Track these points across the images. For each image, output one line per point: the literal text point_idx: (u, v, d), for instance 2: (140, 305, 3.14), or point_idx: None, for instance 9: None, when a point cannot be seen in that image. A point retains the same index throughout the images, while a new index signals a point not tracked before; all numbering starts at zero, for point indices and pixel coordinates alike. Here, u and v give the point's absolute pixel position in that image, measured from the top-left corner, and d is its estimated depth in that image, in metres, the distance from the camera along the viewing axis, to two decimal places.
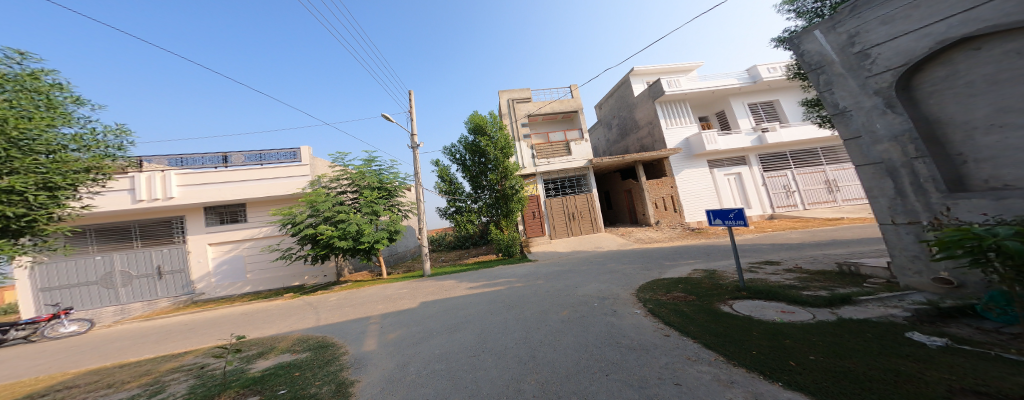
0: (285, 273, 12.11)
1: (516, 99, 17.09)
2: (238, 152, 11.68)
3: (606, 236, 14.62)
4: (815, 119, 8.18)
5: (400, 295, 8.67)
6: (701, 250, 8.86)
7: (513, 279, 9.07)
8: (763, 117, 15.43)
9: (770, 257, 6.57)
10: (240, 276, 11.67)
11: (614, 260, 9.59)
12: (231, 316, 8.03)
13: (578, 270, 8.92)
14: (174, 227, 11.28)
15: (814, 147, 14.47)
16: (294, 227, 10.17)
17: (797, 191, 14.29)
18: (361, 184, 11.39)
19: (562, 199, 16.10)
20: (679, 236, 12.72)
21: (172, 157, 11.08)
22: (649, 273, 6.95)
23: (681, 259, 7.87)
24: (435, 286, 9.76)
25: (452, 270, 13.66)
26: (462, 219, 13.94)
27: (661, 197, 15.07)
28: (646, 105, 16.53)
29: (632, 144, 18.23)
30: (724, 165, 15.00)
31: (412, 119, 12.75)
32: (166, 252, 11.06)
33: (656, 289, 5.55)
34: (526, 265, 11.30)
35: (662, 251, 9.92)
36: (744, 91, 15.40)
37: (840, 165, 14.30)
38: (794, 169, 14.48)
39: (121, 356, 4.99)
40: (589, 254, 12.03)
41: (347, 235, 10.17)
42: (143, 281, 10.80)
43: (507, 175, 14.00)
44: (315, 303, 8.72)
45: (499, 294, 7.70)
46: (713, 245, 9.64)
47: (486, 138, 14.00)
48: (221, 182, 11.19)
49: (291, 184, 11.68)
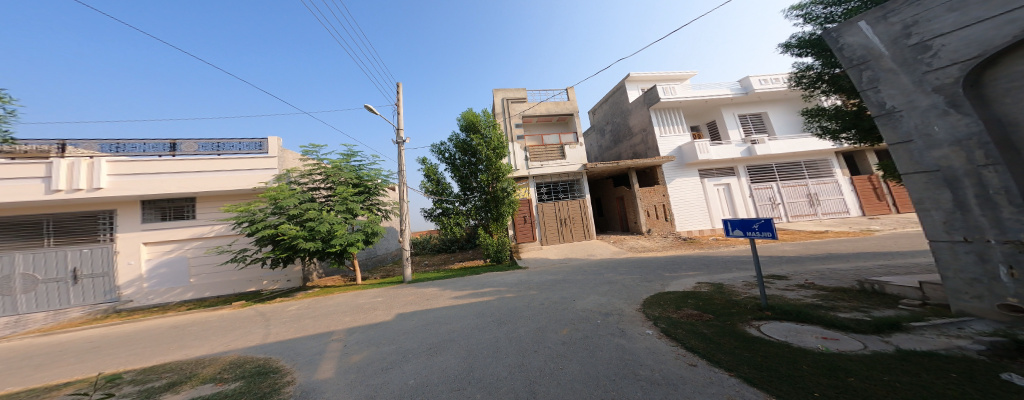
0: (241, 278, 10.70)
1: (510, 98, 16.53)
2: (191, 140, 10.21)
3: (598, 244, 14.25)
4: (815, 130, 8.15)
5: (376, 304, 7.71)
6: (699, 261, 8.56)
7: (503, 288, 8.34)
8: (751, 129, 15.85)
9: (775, 271, 6.28)
10: (183, 280, 10.15)
11: (610, 270, 9.12)
12: (162, 331, 6.70)
13: (573, 280, 8.35)
14: (102, 222, 9.59)
15: (798, 161, 14.90)
16: (252, 226, 8.85)
17: (781, 203, 14.63)
18: (337, 180, 10.33)
19: (553, 203, 15.59)
20: (671, 245, 12.52)
21: (106, 142, 9.52)
22: (651, 285, 6.48)
23: (681, 270, 7.48)
24: (416, 294, 8.82)
25: (435, 275, 12.71)
26: (449, 222, 13.07)
27: (652, 205, 14.94)
28: (641, 111, 16.57)
29: (625, 151, 18.23)
30: (713, 175, 15.19)
31: (398, 112, 11.88)
32: (86, 253, 9.40)
33: (665, 304, 5.01)
34: (516, 273, 10.61)
35: (658, 261, 9.56)
36: (735, 102, 15.81)
37: (820, 180, 14.76)
38: (779, 182, 14.82)
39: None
40: (581, 262, 11.53)
41: (316, 235, 9.06)
42: (51, 286, 9.07)
43: (497, 177, 13.35)
44: (273, 313, 7.54)
45: (488, 305, 6.95)
46: (709, 255, 9.41)
47: (478, 136, 13.33)
48: (166, 173, 9.63)
49: (255, 177, 10.38)
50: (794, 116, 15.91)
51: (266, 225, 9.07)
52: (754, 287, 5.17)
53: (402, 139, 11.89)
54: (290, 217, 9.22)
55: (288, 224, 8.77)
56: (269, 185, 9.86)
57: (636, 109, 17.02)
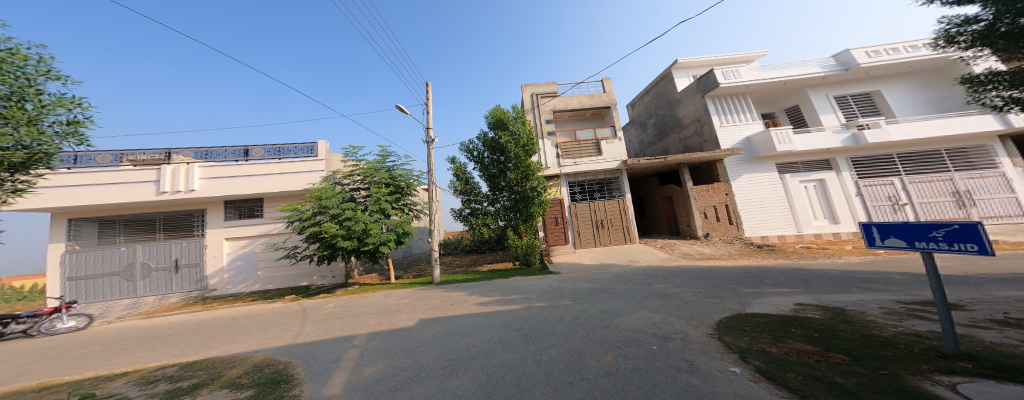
0: (294, 272, 11.53)
1: (541, 93, 15.74)
2: (259, 146, 11.42)
3: (641, 249, 12.47)
4: (992, 101, 5.69)
5: (402, 306, 7.46)
6: (787, 274, 6.60)
7: (533, 296, 7.42)
8: (855, 111, 12.58)
9: (927, 296, 4.31)
10: (252, 273, 11.26)
11: (660, 280, 7.60)
12: (219, 321, 7.22)
13: (614, 290, 7.10)
14: (196, 220, 11.17)
15: (935, 148, 11.29)
16: (299, 224, 9.34)
17: (908, 204, 11.16)
18: (372, 180, 10.61)
19: (588, 203, 14.23)
20: (740, 253, 10.21)
21: (198, 150, 11.12)
22: (723, 304, 4.97)
23: (765, 286, 5.73)
24: (442, 298, 8.40)
25: (465, 277, 12.37)
26: (477, 222, 12.71)
27: (711, 206, 12.66)
28: (694, 99, 14.40)
29: (673, 145, 16.10)
30: (798, 170, 12.38)
31: (428, 112, 12.02)
32: (185, 246, 10.93)
33: (754, 333, 3.58)
34: (548, 278, 9.61)
35: (725, 270, 7.73)
36: (829, 81, 12.74)
37: (973, 173, 10.93)
38: (903, 177, 11.38)
39: (50, 378, 4.07)
40: (622, 269, 10.04)
41: (352, 234, 9.28)
42: (160, 274, 10.70)
43: (527, 175, 12.63)
44: (309, 310, 7.71)
45: (515, 315, 6.13)
46: (801, 268, 7.26)
47: (507, 133, 12.83)
48: (239, 176, 10.85)
49: (303, 179, 11.16)
50: (921, 93, 12.19)
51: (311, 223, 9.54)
52: (905, 319, 3.46)
53: (431, 138, 11.92)
54: (332, 217, 9.58)
55: (328, 223, 9.08)
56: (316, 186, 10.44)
57: (687, 98, 14.89)
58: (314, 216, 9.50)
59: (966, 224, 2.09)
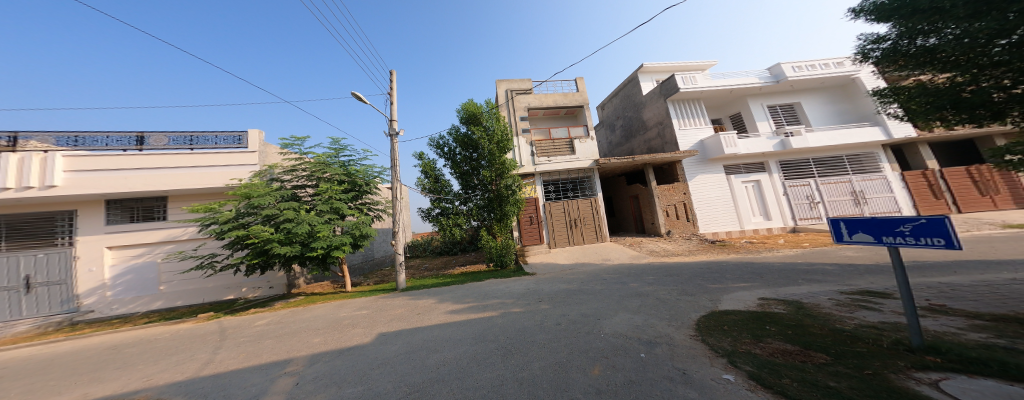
0: (216, 285, 9.59)
1: (515, 89, 15.35)
2: (160, 133, 9.17)
3: (612, 247, 12.85)
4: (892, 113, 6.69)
5: (359, 319, 6.53)
6: (742, 269, 7.12)
7: (508, 301, 7.02)
8: (783, 120, 14.39)
9: (861, 285, 4.81)
10: (151, 288, 9.15)
11: (632, 278, 7.75)
12: (97, 353, 5.54)
13: (591, 290, 7.03)
14: (58, 225, 8.61)
15: (838, 155, 13.38)
16: (219, 227, 7.65)
17: (821, 202, 13.05)
18: (322, 176, 9.27)
19: (563, 202, 14.30)
20: (698, 248, 11.00)
21: (62, 135, 8.52)
22: (695, 301, 5.08)
23: (727, 281, 6.05)
24: (407, 306, 7.57)
25: (433, 281, 11.51)
26: (447, 223, 11.94)
27: (673, 204, 13.56)
28: (657, 103, 15.41)
29: (639, 146, 17.08)
30: (740, 172, 13.79)
31: (391, 101, 10.90)
32: (40, 258, 8.40)
33: (734, 332, 3.60)
34: (523, 280, 9.29)
35: (690, 267, 8.18)
36: (764, 91, 14.41)
37: (866, 176, 13.18)
38: (818, 179, 13.27)
39: None
40: (593, 268, 10.14)
41: (293, 239, 7.90)
42: (2, 295, 8.10)
43: (502, 173, 12.23)
44: (233, 329, 6.32)
45: (489, 324, 5.65)
46: (752, 261, 7.94)
47: (480, 128, 12.26)
48: (129, 169, 8.60)
49: (225, 173, 9.24)
50: (831, 106, 14.35)
51: (236, 226, 7.89)
52: (855, 310, 3.74)
53: (395, 131, 10.82)
54: (266, 218, 8.08)
55: (259, 226, 7.59)
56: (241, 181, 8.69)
57: (651, 101, 15.84)
58: (242, 217, 7.91)
59: (931, 219, 2.17)
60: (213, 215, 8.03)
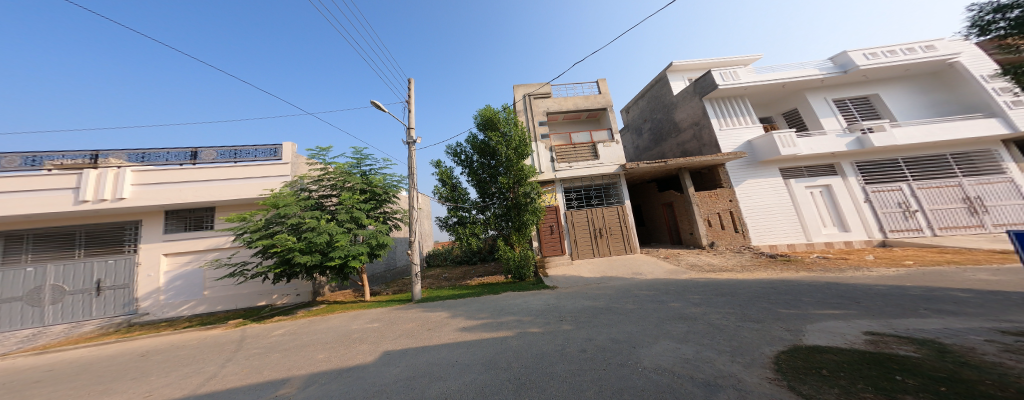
0: (249, 291, 9.98)
1: (534, 94, 14.97)
2: (210, 148, 10.02)
3: (644, 259, 11.50)
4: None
5: (368, 333, 6.13)
6: (820, 291, 5.62)
7: (525, 320, 6.22)
8: (855, 114, 12.22)
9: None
10: (197, 293, 9.66)
11: (672, 296, 6.54)
12: (125, 354, 5.70)
13: (622, 310, 6.03)
14: (127, 234, 9.57)
15: (941, 153, 10.86)
16: (248, 235, 7.80)
17: (919, 210, 10.56)
18: (343, 185, 9.43)
19: (586, 210, 13.28)
20: (753, 263, 9.25)
21: (133, 152, 9.61)
22: (767, 332, 3.91)
23: (805, 307, 4.71)
24: (419, 320, 7.10)
25: (451, 293, 11.06)
26: (464, 232, 11.57)
27: (716, 213, 11.91)
28: (691, 103, 14.06)
29: (670, 149, 15.64)
30: (803, 175, 11.77)
31: (409, 110, 11.04)
32: (110, 264, 9.29)
33: (842, 382, 2.52)
34: (543, 295, 8.45)
35: (746, 285, 6.79)
36: (826, 84, 12.45)
37: (983, 178, 10.47)
38: (911, 182, 10.83)
39: None
40: (624, 283, 8.94)
41: (314, 248, 7.85)
42: (77, 297, 9.00)
43: (520, 180, 11.70)
44: (249, 339, 6.22)
45: (504, 346, 4.92)
46: (833, 282, 6.29)
47: (497, 134, 11.96)
48: (183, 182, 9.37)
49: (259, 185, 9.76)
50: (920, 96, 11.89)
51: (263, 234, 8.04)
52: None
53: (413, 139, 10.85)
54: (291, 227, 8.18)
55: (283, 234, 7.65)
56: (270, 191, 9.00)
57: (684, 101, 14.53)
58: (269, 226, 8.06)
59: None
60: (244, 224, 8.31)
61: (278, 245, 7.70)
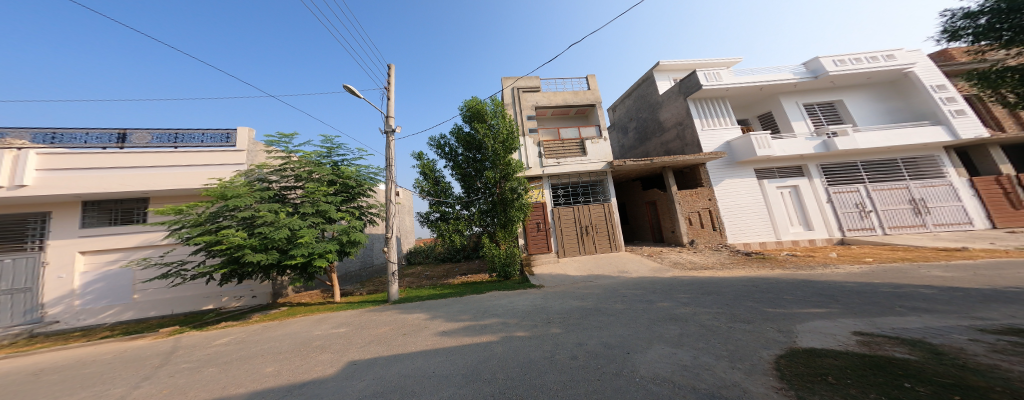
0: (196, 293, 8.92)
1: (522, 87, 14.49)
2: (143, 130, 8.58)
3: (629, 257, 11.54)
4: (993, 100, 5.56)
5: (333, 340, 5.45)
6: (800, 288, 5.72)
7: (511, 323, 5.83)
8: (822, 119, 13.02)
9: (1000, 320, 3.47)
10: (124, 297, 8.45)
11: (660, 295, 6.44)
12: (14, 374, 4.60)
13: (611, 312, 5.80)
14: (29, 227, 7.99)
15: (893, 158, 11.81)
16: (187, 230, 6.66)
17: (874, 210, 11.42)
18: (311, 176, 8.50)
19: (573, 208, 13.14)
20: (732, 261, 9.47)
21: (40, 131, 8.00)
22: (760, 333, 3.78)
23: (791, 305, 4.71)
24: (393, 325, 6.47)
25: (431, 292, 10.43)
26: (447, 228, 10.98)
27: (696, 212, 12.25)
28: (675, 103, 14.48)
29: (655, 149, 16.03)
30: (775, 176, 12.36)
31: (389, 97, 10.17)
32: (6, 264, 7.76)
33: (852, 391, 2.34)
34: (529, 295, 8.12)
35: (730, 283, 6.85)
36: (799, 89, 13.15)
37: (927, 181, 11.52)
38: (868, 184, 11.69)
39: None
40: (610, 282, 8.82)
41: (270, 245, 6.88)
42: None
43: (507, 175, 11.27)
44: (184, 351, 5.29)
45: (487, 353, 4.48)
46: (809, 279, 6.49)
47: (483, 126, 11.40)
48: (107, 168, 7.96)
49: (205, 174, 8.52)
50: (878, 104, 12.85)
51: (206, 230, 6.91)
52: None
53: (392, 127, 10.00)
54: (243, 221, 7.13)
55: (231, 229, 6.61)
56: (218, 180, 7.82)
57: (669, 100, 14.93)
58: (215, 219, 6.95)
59: None
60: (183, 217, 7.12)
61: (224, 242, 6.64)
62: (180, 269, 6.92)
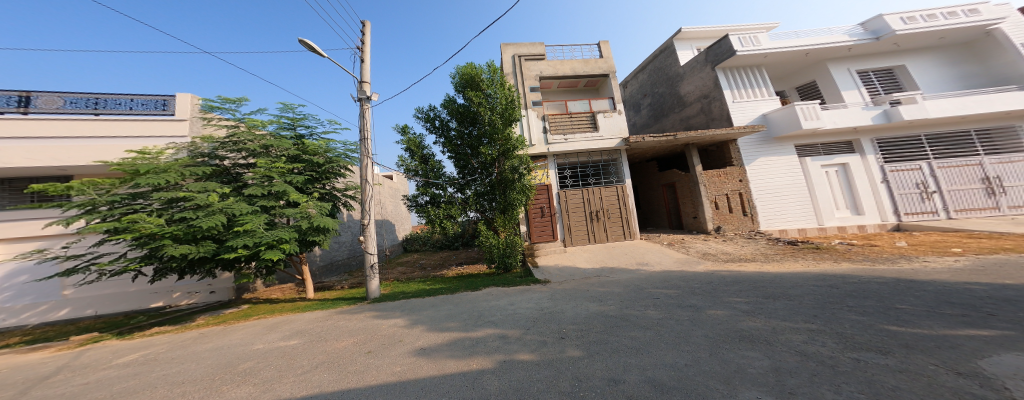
0: (139, 289, 7.56)
1: (524, 55, 12.54)
2: (53, 93, 7.01)
3: (646, 246, 10.05)
4: None
5: (269, 361, 3.99)
6: (904, 292, 4.16)
7: (510, 339, 4.37)
8: (879, 87, 11.33)
9: None
10: (54, 294, 7.14)
11: (703, 298, 4.91)
12: None
13: (645, 324, 4.33)
14: None
15: (964, 129, 10.06)
16: (81, 215, 4.94)
17: (938, 191, 9.79)
18: (266, 152, 6.89)
19: (581, 190, 11.54)
20: (776, 252, 7.88)
21: None
22: (927, 377, 2.25)
23: (926, 322, 3.16)
24: (362, 336, 5.05)
25: (421, 287, 9.06)
26: (438, 214, 9.50)
27: (724, 194, 10.64)
28: (701, 73, 12.57)
29: (674, 125, 14.18)
30: (820, 154, 10.71)
31: (363, 59, 8.41)
32: None
33: None
34: (533, 294, 6.71)
35: (793, 281, 5.32)
36: (853, 53, 11.37)
37: (1001, 157, 9.83)
38: (932, 161, 10.03)
39: None
40: (629, 277, 7.34)
41: (198, 234, 5.26)
42: None
43: (507, 151, 9.60)
44: (63, 376, 3.86)
45: (474, 389, 3.00)
46: (902, 276, 4.95)
47: (479, 94, 9.62)
48: (6, 138, 6.41)
49: (133, 145, 7.02)
50: (947, 68, 11.15)
51: (112, 215, 5.26)
52: None
53: (367, 94, 8.27)
54: (166, 203, 5.49)
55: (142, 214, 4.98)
56: (133, 150, 6.02)
57: (692, 71, 13.03)
58: (124, 201, 5.25)
59: None
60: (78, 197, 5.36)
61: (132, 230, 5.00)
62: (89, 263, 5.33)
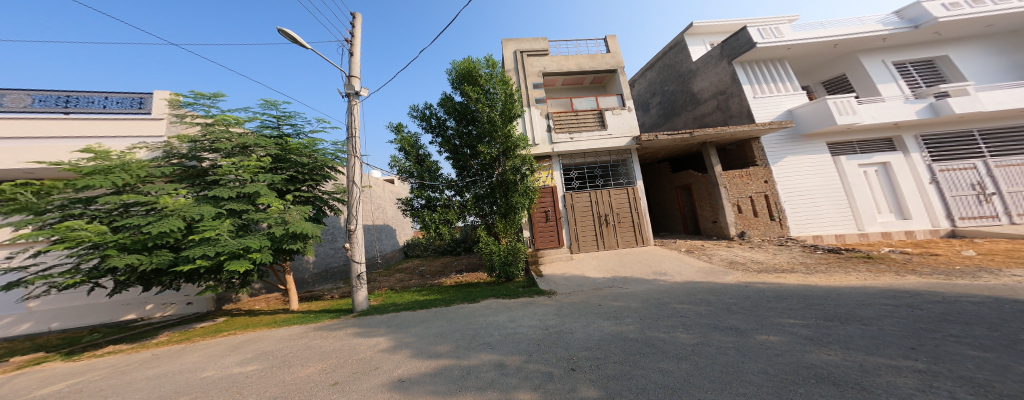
0: (108, 300, 6.97)
1: (527, 51, 11.94)
2: (21, 90, 7.13)
3: (662, 253, 9.12)
4: None
5: (206, 395, 3.21)
6: (1020, 317, 3.17)
7: (507, 369, 3.52)
8: (917, 79, 10.33)
9: None
10: (16, 306, 6.59)
11: (744, 318, 3.99)
12: None
13: (676, 353, 3.44)
14: None
15: (1022, 123, 9.07)
16: (20, 221, 4.40)
17: (997, 193, 8.68)
18: (242, 150, 6.29)
19: (589, 193, 10.69)
20: (817, 261, 6.87)
21: None
22: None
23: None
24: (333, 360, 4.25)
25: (415, 298, 8.27)
26: (433, 218, 8.76)
27: (747, 197, 9.67)
28: (716, 68, 11.74)
29: (687, 124, 13.28)
30: (855, 152, 9.69)
31: (353, 53, 7.88)
32: None
33: None
34: (538, 309, 5.86)
35: (854, 297, 4.33)
36: (887, 43, 10.42)
37: None
38: (988, 159, 8.96)
39: None
40: (647, 289, 6.41)
41: (150, 242, 4.62)
42: None
43: (508, 151, 8.87)
44: None
45: None
46: (1002, 293, 3.93)
47: (478, 90, 8.96)
48: None
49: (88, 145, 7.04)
50: (995, 58, 10.11)
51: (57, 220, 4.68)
52: None
53: (356, 90, 7.69)
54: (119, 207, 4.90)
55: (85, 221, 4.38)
56: (90, 150, 5.40)
57: (706, 66, 12.22)
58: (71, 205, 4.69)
59: None
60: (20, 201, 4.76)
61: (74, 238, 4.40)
62: (32, 274, 4.77)
